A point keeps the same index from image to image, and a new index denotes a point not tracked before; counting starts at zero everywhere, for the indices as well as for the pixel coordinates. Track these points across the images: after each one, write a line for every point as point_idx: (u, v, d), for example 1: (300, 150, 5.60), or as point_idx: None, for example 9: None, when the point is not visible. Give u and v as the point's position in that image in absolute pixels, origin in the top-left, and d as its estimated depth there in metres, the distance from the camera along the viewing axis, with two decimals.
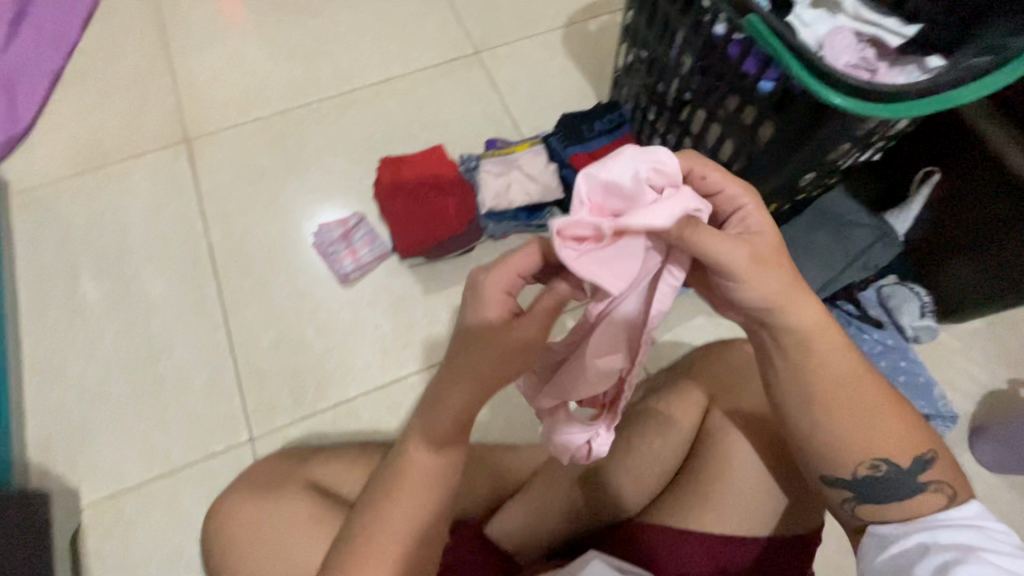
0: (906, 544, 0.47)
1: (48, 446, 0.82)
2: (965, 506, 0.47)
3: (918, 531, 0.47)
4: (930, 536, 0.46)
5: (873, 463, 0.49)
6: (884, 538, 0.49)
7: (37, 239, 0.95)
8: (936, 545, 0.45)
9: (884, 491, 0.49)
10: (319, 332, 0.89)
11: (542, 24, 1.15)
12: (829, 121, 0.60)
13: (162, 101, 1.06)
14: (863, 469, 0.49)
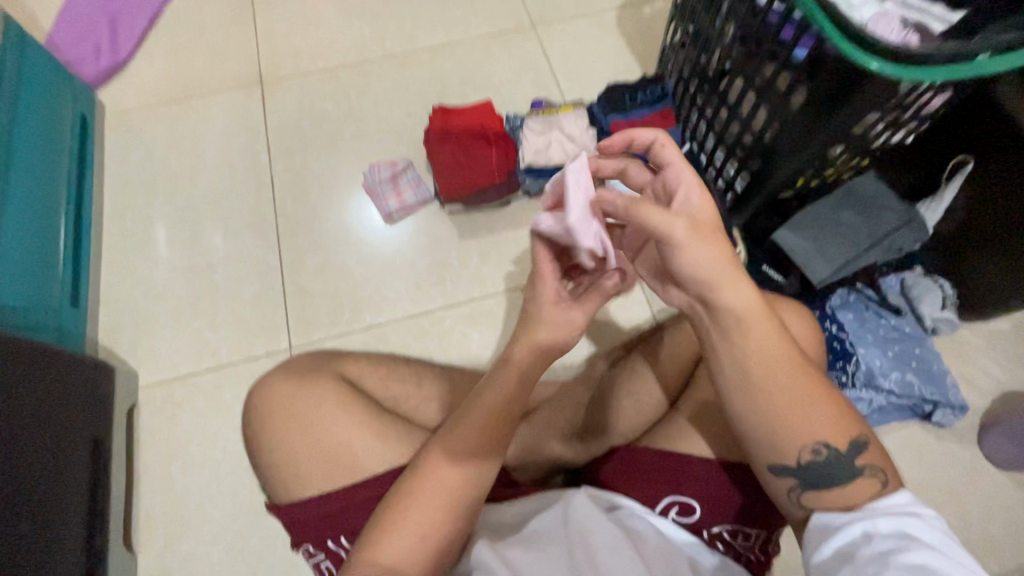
0: (848, 532, 0.45)
1: (116, 332, 0.93)
2: (895, 496, 0.46)
3: (859, 520, 0.46)
4: (871, 524, 0.45)
5: (816, 447, 0.48)
6: (826, 527, 0.47)
7: (124, 154, 1.06)
8: (878, 534, 0.44)
9: (821, 477, 0.48)
10: (359, 262, 0.97)
11: (599, 4, 1.20)
12: (858, 88, 0.64)
13: (243, 45, 1.16)
14: (806, 455, 0.48)
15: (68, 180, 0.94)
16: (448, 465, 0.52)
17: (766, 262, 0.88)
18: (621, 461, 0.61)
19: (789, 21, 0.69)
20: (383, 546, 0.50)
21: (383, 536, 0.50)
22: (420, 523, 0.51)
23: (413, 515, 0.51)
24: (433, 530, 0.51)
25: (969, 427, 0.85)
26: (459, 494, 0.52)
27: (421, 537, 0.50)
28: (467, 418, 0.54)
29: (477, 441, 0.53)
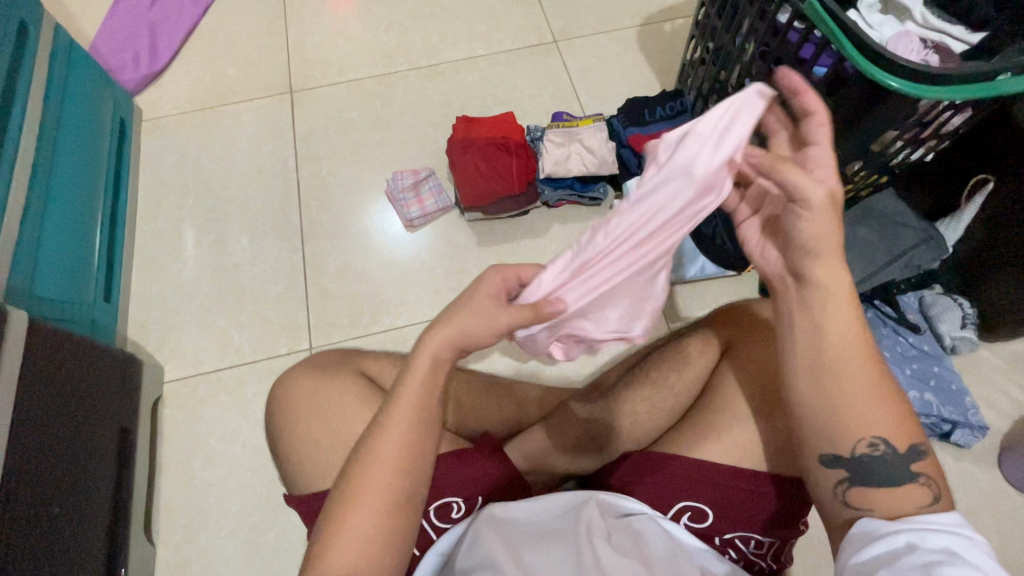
0: (891, 540, 0.43)
1: (145, 327, 0.96)
2: (945, 514, 0.44)
3: (905, 532, 0.43)
4: (918, 537, 0.42)
5: (873, 442, 0.47)
6: (869, 534, 0.45)
7: (158, 158, 1.11)
8: (924, 547, 0.41)
9: (878, 475, 0.47)
10: (380, 266, 0.99)
11: (620, 21, 1.23)
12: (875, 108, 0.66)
13: (275, 56, 1.21)
14: (863, 448, 0.47)
15: (106, 181, 0.98)
16: (382, 466, 0.49)
17: None
18: (637, 465, 0.61)
19: (809, 39, 0.70)
20: (333, 549, 0.47)
21: (332, 544, 0.47)
22: (369, 528, 0.48)
23: (358, 519, 0.48)
24: (379, 532, 0.48)
25: (989, 447, 0.84)
26: (397, 489, 0.50)
27: (368, 540, 0.48)
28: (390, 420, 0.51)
29: (404, 441, 0.50)
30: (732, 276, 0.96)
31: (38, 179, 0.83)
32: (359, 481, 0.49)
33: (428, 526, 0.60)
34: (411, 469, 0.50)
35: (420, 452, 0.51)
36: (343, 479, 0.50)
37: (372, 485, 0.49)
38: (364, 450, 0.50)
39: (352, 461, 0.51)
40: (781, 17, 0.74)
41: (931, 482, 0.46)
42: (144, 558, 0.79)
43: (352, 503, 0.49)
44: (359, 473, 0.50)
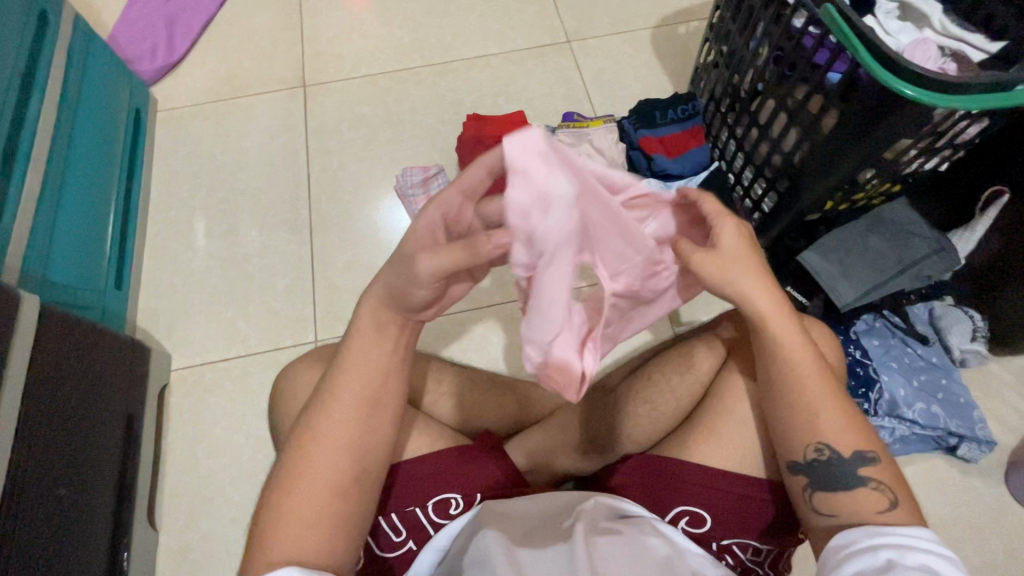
0: (874, 554, 0.44)
1: (154, 314, 0.97)
2: (918, 527, 0.46)
3: (886, 546, 0.44)
4: (898, 553, 0.43)
5: (818, 447, 0.50)
6: (851, 549, 0.46)
7: (172, 148, 1.12)
8: (904, 564, 0.42)
9: (830, 480, 0.50)
10: (387, 260, 1.00)
11: (634, 23, 1.23)
12: (890, 116, 0.65)
13: (289, 51, 1.22)
14: (810, 453, 0.51)
15: (119, 170, 0.99)
16: (323, 448, 0.49)
17: (791, 284, 0.89)
18: (633, 467, 0.62)
19: (824, 44, 0.70)
20: (278, 529, 0.46)
21: (273, 527, 0.46)
22: (311, 509, 0.47)
23: (301, 502, 0.47)
24: (325, 516, 0.47)
25: (996, 463, 0.83)
26: (348, 469, 0.49)
27: (311, 525, 0.46)
28: (330, 404, 0.51)
29: (345, 424, 0.50)
30: None
31: (54, 166, 0.84)
32: (303, 463, 0.48)
33: (426, 521, 0.59)
34: (350, 452, 0.50)
35: (365, 439, 0.50)
36: (287, 463, 0.49)
37: (315, 467, 0.48)
38: (306, 433, 0.50)
39: (296, 443, 0.50)
40: (795, 22, 0.73)
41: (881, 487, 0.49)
42: (146, 543, 0.80)
43: (294, 485, 0.48)
44: (301, 455, 0.49)
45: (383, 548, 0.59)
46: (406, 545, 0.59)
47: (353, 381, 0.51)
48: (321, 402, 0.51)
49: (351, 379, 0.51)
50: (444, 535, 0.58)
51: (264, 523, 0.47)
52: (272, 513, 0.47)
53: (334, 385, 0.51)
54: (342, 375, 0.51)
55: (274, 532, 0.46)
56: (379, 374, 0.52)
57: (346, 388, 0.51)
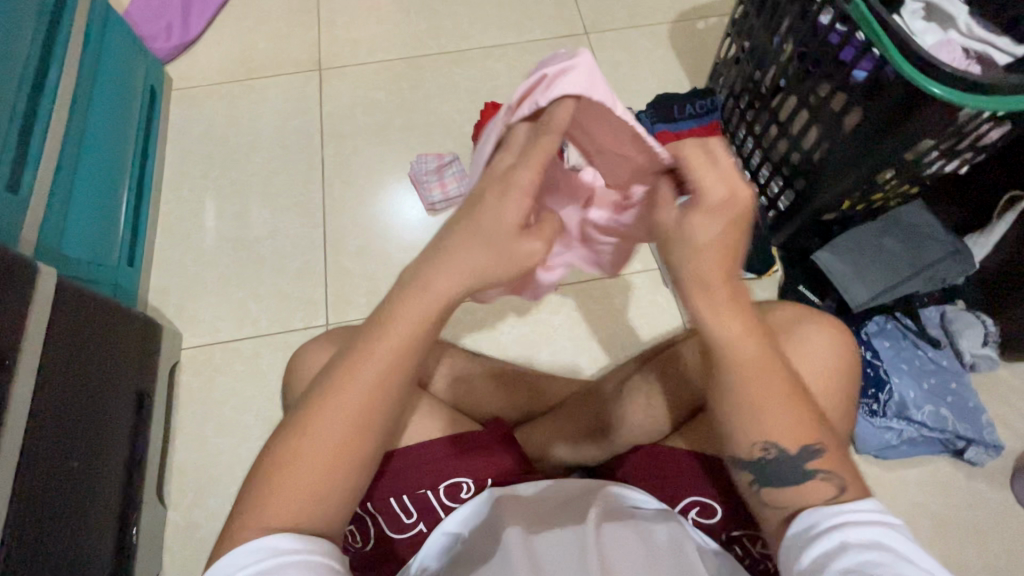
0: (824, 541, 0.42)
1: (165, 293, 0.97)
2: (863, 503, 0.44)
3: (835, 530, 0.42)
4: (845, 533, 0.42)
5: (765, 445, 0.47)
6: (806, 539, 0.43)
7: (186, 127, 1.12)
8: (855, 545, 0.40)
9: (775, 474, 0.47)
10: (398, 246, 1.00)
11: (653, 16, 1.22)
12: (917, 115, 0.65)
13: (305, 34, 1.21)
14: (755, 451, 0.47)
15: (133, 153, 0.98)
16: (330, 422, 0.44)
17: (802, 284, 0.89)
18: (644, 457, 0.62)
19: (850, 42, 0.69)
20: (277, 496, 0.43)
21: (271, 492, 0.43)
22: (302, 485, 0.43)
23: (296, 475, 0.44)
24: (325, 489, 0.44)
25: (1001, 467, 0.83)
26: (357, 447, 0.45)
27: (315, 497, 0.43)
28: (348, 371, 0.45)
29: (360, 400, 0.44)
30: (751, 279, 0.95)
31: (69, 146, 0.84)
32: (305, 432, 0.44)
33: (437, 504, 0.60)
34: (357, 436, 0.45)
35: (372, 418, 0.45)
36: (289, 424, 0.45)
37: (317, 438, 0.44)
38: (314, 396, 0.45)
39: (305, 405, 0.45)
40: (822, 18, 0.73)
41: (832, 476, 0.46)
42: (155, 519, 0.81)
43: (292, 455, 0.44)
44: (303, 423, 0.44)
45: (395, 530, 0.59)
46: (416, 528, 0.60)
47: (377, 349, 0.45)
48: (341, 364, 0.45)
49: (379, 346, 0.45)
50: (455, 519, 0.57)
51: (259, 482, 0.45)
52: (262, 474, 0.44)
53: (364, 346, 0.45)
54: (375, 340, 0.45)
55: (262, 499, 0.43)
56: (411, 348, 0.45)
57: (372, 356, 0.44)
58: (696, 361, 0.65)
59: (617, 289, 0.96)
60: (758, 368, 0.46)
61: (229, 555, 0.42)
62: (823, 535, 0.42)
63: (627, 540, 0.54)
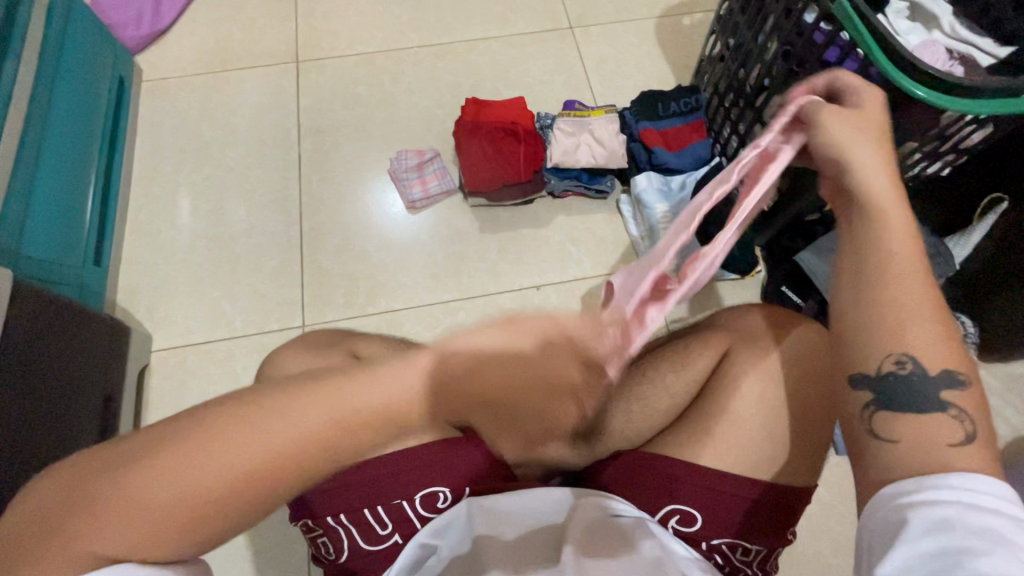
0: (929, 510, 0.35)
1: (135, 293, 0.94)
2: (993, 483, 0.36)
3: (944, 503, 0.35)
4: (957, 512, 0.35)
5: (900, 358, 0.41)
6: (905, 500, 0.37)
7: (157, 121, 1.08)
8: (963, 528, 0.34)
9: (904, 394, 0.40)
10: (378, 246, 0.97)
11: (638, 12, 1.20)
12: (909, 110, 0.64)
13: (282, 24, 1.17)
14: (888, 365, 0.41)
15: (98, 157, 0.94)
16: (233, 457, 0.37)
17: (785, 284, 0.88)
18: (626, 463, 0.59)
19: (835, 41, 0.68)
20: (154, 498, 0.36)
21: (144, 495, 0.35)
22: (168, 503, 0.36)
23: (179, 486, 0.36)
24: (200, 505, 0.36)
25: None
26: (262, 482, 0.37)
27: (185, 509, 0.36)
28: (303, 403, 0.39)
29: (304, 438, 0.38)
30: (735, 279, 0.95)
31: (26, 149, 0.79)
32: (223, 444, 0.37)
33: (413, 515, 0.58)
34: (260, 491, 0.37)
35: (296, 464, 0.38)
36: (193, 429, 0.38)
37: (232, 452, 0.37)
38: (237, 416, 0.38)
39: (225, 413, 0.38)
40: (807, 16, 0.72)
41: (964, 416, 0.39)
42: None
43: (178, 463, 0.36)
44: (243, 428, 0.37)
45: (368, 542, 0.57)
46: (391, 539, 0.58)
47: (340, 410, 0.39)
48: (315, 392, 0.39)
49: (341, 403, 0.39)
50: (429, 529, 0.57)
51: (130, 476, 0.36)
52: (149, 466, 0.36)
53: (350, 383, 0.41)
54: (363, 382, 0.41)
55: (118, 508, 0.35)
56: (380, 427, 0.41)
57: (327, 410, 0.39)
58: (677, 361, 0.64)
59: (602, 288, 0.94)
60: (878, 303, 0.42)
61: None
62: (926, 505, 0.35)
63: (612, 546, 0.54)
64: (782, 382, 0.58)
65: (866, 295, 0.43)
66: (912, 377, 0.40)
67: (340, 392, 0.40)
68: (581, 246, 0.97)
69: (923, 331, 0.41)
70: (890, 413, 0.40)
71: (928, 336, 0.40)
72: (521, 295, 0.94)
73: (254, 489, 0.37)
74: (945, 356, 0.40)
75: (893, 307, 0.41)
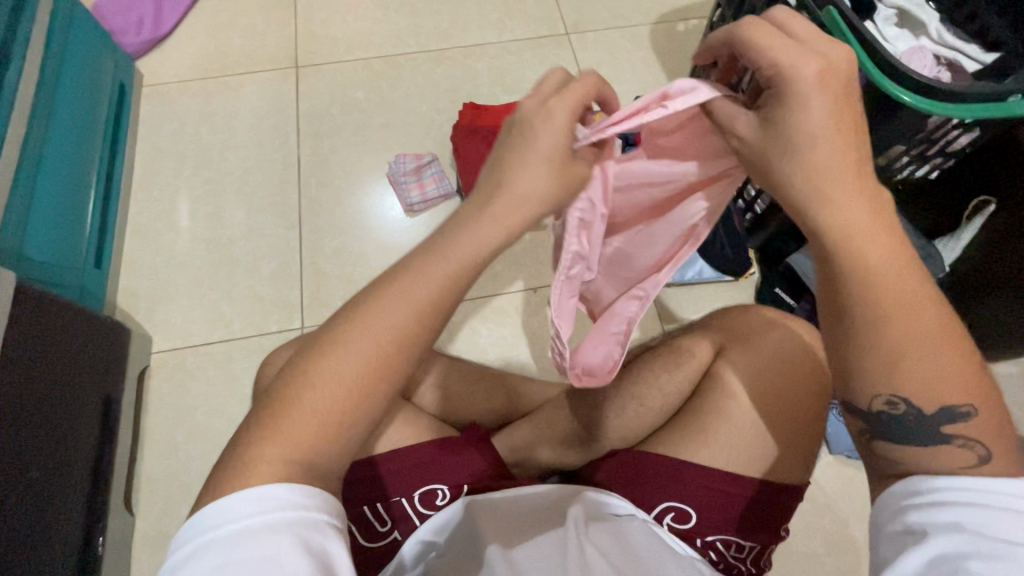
0: (935, 514, 0.38)
1: (135, 296, 0.95)
2: (1007, 482, 0.37)
3: (950, 507, 0.38)
4: (965, 515, 0.37)
5: (891, 399, 0.41)
6: (913, 504, 0.39)
7: (158, 125, 1.09)
8: (968, 530, 0.36)
9: (902, 429, 0.41)
10: (376, 248, 0.98)
11: (633, 18, 1.22)
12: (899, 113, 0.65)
13: (282, 29, 1.19)
14: (879, 405, 0.41)
15: (99, 161, 0.95)
16: (330, 383, 0.39)
17: (779, 285, 0.90)
18: (620, 462, 0.61)
19: None
20: (290, 409, 0.39)
21: (283, 410, 0.39)
22: (283, 453, 0.38)
23: (313, 395, 0.39)
24: (337, 401, 0.39)
25: None
26: (379, 360, 0.40)
27: (321, 411, 0.39)
28: (387, 290, 0.41)
29: (401, 317, 0.41)
30: (730, 282, 0.96)
31: (28, 153, 0.80)
32: (335, 343, 0.40)
33: (412, 512, 0.59)
34: (369, 399, 0.40)
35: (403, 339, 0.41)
36: (278, 390, 0.40)
37: (351, 346, 0.40)
38: (309, 361, 0.40)
39: (298, 364, 0.40)
40: None
41: (971, 443, 0.39)
42: (122, 529, 0.79)
43: (283, 413, 0.39)
44: (347, 328, 0.40)
45: (368, 539, 0.59)
46: (391, 536, 0.59)
47: (399, 311, 0.41)
48: (399, 279, 0.42)
49: (395, 296, 0.41)
50: (429, 526, 0.58)
51: (265, 408, 0.39)
52: (279, 390, 0.40)
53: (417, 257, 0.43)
54: (437, 253, 0.42)
55: (241, 471, 0.37)
56: (439, 318, 0.42)
57: (386, 309, 0.41)
58: (670, 361, 0.65)
59: None
60: (903, 328, 0.39)
61: (216, 506, 0.36)
62: (932, 510, 0.38)
63: (610, 543, 0.54)
64: (776, 382, 0.59)
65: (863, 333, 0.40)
66: (907, 417, 0.41)
67: (412, 272, 0.42)
68: None
69: (919, 359, 0.39)
70: (889, 443, 0.42)
71: (922, 373, 0.39)
72: (518, 297, 0.95)
73: (373, 369, 0.40)
74: (945, 376, 0.39)
75: (884, 351, 0.40)
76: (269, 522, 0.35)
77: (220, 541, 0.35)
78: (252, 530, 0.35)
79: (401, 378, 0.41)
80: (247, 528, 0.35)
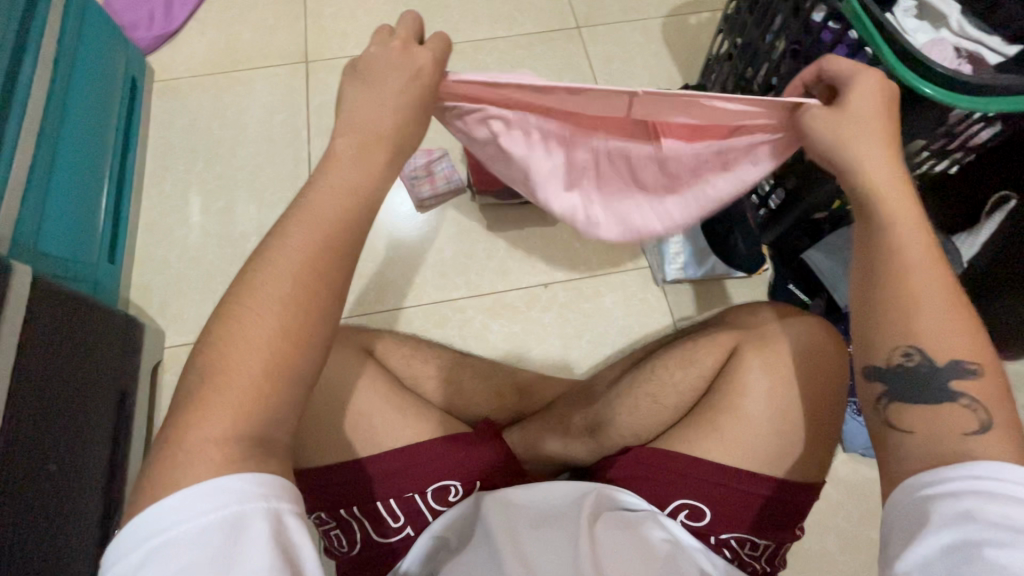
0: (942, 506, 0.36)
1: (148, 291, 0.96)
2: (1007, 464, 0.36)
3: (956, 497, 0.36)
4: (973, 504, 0.35)
5: (908, 350, 0.42)
6: (919, 497, 0.37)
7: (169, 120, 1.09)
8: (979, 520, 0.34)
9: (918, 385, 0.41)
10: (387, 243, 0.98)
11: (645, 11, 1.20)
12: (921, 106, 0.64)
13: (292, 24, 1.18)
14: (898, 357, 0.42)
15: (112, 156, 0.95)
16: (256, 335, 0.38)
17: (792, 282, 0.90)
18: (633, 458, 0.60)
19: (843, 40, 0.69)
20: (215, 383, 0.37)
21: (209, 388, 0.37)
22: (223, 430, 0.36)
23: (242, 365, 0.37)
24: (258, 359, 0.38)
25: None
26: (294, 312, 0.39)
27: (252, 375, 0.37)
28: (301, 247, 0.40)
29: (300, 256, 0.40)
30: (742, 278, 0.95)
31: (42, 149, 0.80)
32: (246, 305, 0.39)
33: (425, 508, 0.58)
34: (307, 328, 0.39)
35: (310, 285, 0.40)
36: (201, 370, 0.38)
37: (262, 304, 0.39)
38: (223, 329, 0.38)
39: (209, 340, 0.38)
40: (815, 15, 0.72)
41: (976, 404, 0.40)
42: None
43: (213, 384, 0.37)
44: (253, 293, 0.39)
45: (380, 535, 0.58)
46: (403, 532, 0.58)
47: (295, 248, 0.40)
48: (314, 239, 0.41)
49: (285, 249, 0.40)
50: (441, 522, 0.58)
51: (199, 393, 0.37)
52: (206, 370, 0.37)
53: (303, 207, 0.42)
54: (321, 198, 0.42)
55: (184, 462, 0.35)
56: (348, 247, 0.41)
57: (285, 256, 0.40)
58: (685, 358, 0.64)
59: (608, 286, 0.96)
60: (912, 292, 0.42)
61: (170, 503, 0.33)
62: (939, 501, 0.36)
63: (617, 540, 0.54)
64: (793, 380, 0.58)
65: (882, 298, 0.43)
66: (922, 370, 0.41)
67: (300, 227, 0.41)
68: (588, 246, 0.98)
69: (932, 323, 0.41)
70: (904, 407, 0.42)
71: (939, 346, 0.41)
72: (529, 293, 0.95)
73: (282, 315, 0.39)
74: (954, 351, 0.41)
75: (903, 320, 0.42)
76: (231, 515, 0.33)
77: (175, 541, 0.32)
78: (211, 526, 0.33)
79: (336, 301, 0.41)
80: (205, 524, 0.33)
